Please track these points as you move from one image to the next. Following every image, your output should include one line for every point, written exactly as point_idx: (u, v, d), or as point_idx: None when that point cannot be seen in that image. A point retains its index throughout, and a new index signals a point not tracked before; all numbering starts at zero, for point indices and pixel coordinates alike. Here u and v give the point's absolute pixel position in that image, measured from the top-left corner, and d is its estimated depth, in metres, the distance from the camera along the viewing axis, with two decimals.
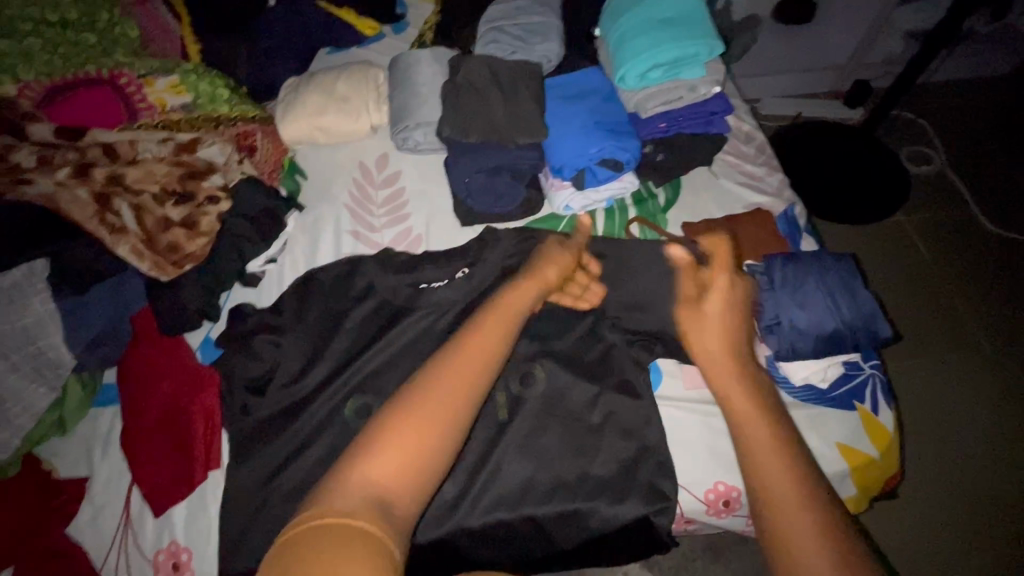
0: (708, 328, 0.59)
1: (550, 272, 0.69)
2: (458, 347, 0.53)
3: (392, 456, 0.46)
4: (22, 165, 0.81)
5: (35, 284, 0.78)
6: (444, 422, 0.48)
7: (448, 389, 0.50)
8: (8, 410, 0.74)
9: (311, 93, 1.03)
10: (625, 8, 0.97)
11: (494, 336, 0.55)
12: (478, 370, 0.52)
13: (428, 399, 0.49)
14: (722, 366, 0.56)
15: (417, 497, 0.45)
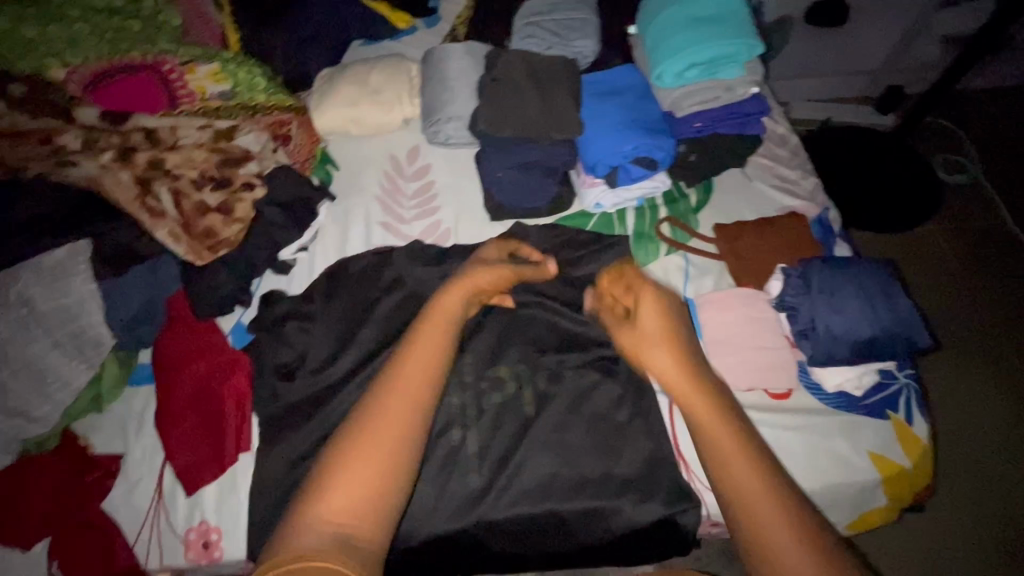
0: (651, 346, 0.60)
1: (480, 276, 0.69)
2: (393, 376, 0.55)
3: (352, 487, 0.48)
4: (68, 148, 0.83)
5: (77, 262, 0.79)
6: (385, 453, 0.50)
7: (385, 424, 0.51)
8: (50, 385, 0.76)
9: (345, 84, 1.04)
10: (662, 6, 0.96)
11: (420, 361, 0.56)
12: (416, 397, 0.54)
13: (365, 440, 0.50)
14: (696, 406, 0.54)
15: (381, 521, 0.48)
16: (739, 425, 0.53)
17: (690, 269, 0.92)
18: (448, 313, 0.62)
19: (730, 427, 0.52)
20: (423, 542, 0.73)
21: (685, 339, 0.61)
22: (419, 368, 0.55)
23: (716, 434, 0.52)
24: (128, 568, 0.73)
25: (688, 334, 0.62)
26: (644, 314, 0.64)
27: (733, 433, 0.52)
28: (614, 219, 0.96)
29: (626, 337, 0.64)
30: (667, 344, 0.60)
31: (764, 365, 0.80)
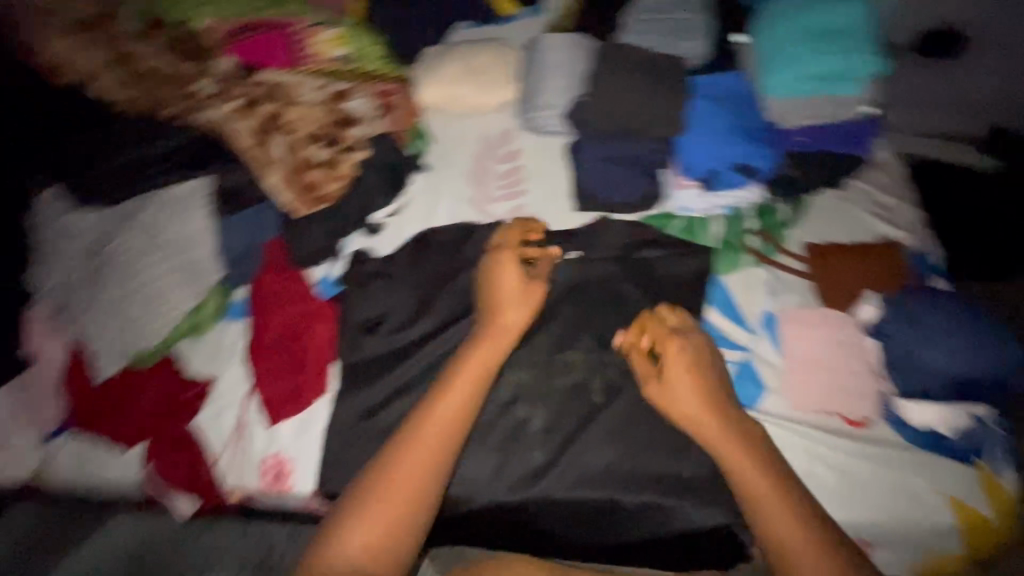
0: (687, 399, 0.72)
1: (509, 319, 0.78)
2: (415, 432, 0.70)
3: (370, 533, 0.63)
4: (201, 93, 0.90)
5: (200, 197, 0.85)
6: (401, 491, 0.66)
7: (409, 463, 0.68)
8: (159, 307, 0.82)
9: (450, 62, 1.07)
10: (780, 15, 0.95)
11: (439, 412, 0.71)
12: (436, 445, 0.69)
13: (391, 480, 0.67)
14: (740, 460, 0.68)
15: (399, 546, 0.64)
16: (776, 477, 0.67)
17: (777, 284, 0.88)
18: (478, 368, 0.74)
19: (765, 477, 0.67)
20: (483, 505, 0.77)
21: (711, 384, 0.74)
22: (438, 424, 0.70)
23: (765, 509, 0.65)
24: (212, 481, 0.80)
25: (716, 380, 0.75)
26: (671, 368, 0.74)
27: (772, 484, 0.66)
28: (699, 224, 0.93)
29: (655, 390, 0.74)
30: (708, 410, 0.72)
31: (846, 390, 0.78)
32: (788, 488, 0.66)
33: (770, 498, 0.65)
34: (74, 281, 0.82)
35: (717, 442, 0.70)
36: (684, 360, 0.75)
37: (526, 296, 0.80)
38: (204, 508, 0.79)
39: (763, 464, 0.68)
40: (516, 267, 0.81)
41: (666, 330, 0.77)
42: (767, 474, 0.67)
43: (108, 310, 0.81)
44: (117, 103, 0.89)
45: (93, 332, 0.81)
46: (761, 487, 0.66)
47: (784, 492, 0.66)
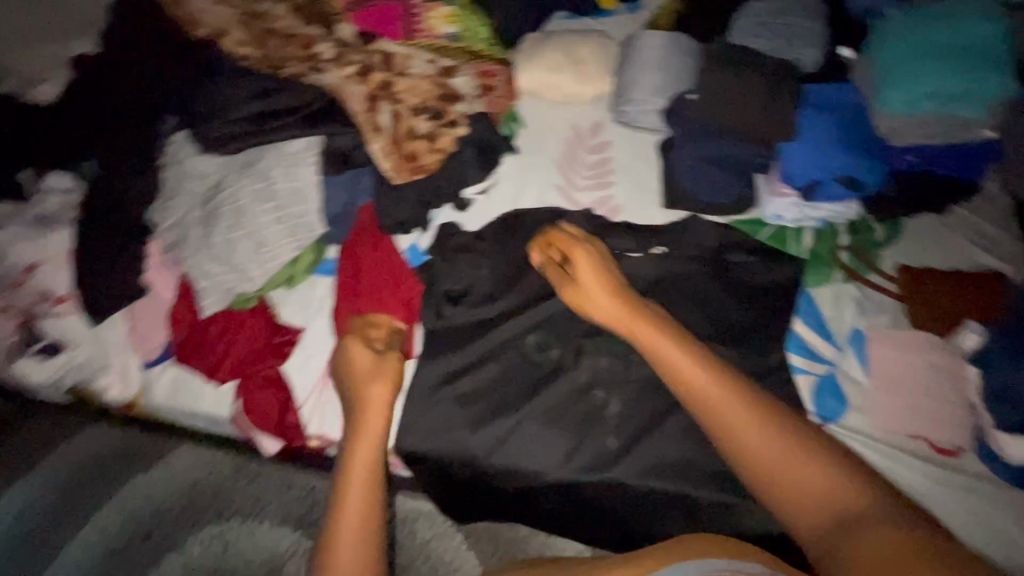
0: (600, 301, 0.80)
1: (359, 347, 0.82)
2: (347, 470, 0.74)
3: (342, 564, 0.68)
4: (321, 56, 0.93)
5: (309, 155, 0.90)
6: (359, 527, 0.71)
7: (355, 495, 0.72)
8: (265, 254, 0.86)
9: (552, 48, 1.06)
10: (902, 28, 0.93)
11: (368, 442, 0.77)
12: (368, 471, 0.75)
13: (345, 512, 0.71)
14: (666, 356, 0.74)
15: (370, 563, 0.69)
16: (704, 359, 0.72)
17: (865, 302, 0.87)
18: (381, 408, 0.79)
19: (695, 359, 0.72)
20: (554, 481, 0.79)
21: (623, 288, 0.80)
22: (364, 447, 0.76)
23: (709, 395, 0.70)
24: (296, 424, 0.85)
25: (622, 282, 0.81)
26: (583, 272, 0.81)
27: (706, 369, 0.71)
28: (789, 233, 0.92)
29: (579, 298, 0.81)
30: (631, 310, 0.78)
31: (937, 418, 0.78)
32: (717, 372, 0.71)
33: (709, 386, 0.70)
34: (189, 221, 0.87)
35: (672, 367, 0.73)
36: (603, 292, 0.80)
37: (388, 375, 0.81)
38: (291, 445, 0.86)
39: (724, 383, 0.70)
40: (365, 351, 0.82)
41: (574, 241, 0.85)
42: (692, 356, 0.73)
43: (218, 252, 0.86)
44: (241, 57, 0.93)
45: (201, 271, 0.86)
46: (732, 404, 0.69)
47: (714, 373, 0.71)
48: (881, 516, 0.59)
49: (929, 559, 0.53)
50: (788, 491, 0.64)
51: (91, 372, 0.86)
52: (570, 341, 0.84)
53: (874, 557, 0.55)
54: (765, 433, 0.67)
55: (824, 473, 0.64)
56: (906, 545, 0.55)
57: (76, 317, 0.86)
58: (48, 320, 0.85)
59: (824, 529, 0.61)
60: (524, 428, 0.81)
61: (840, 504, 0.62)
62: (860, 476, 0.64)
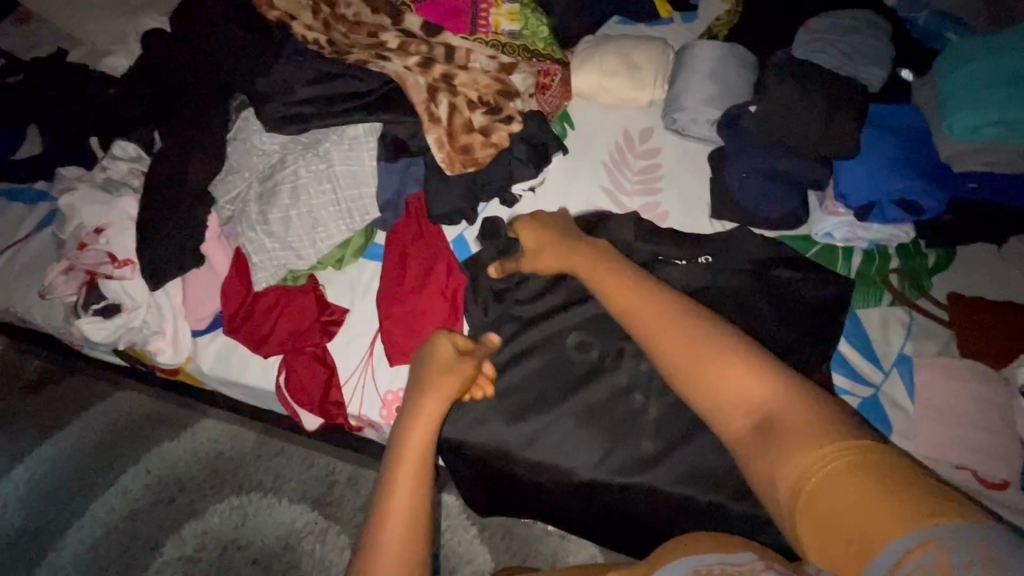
0: (548, 253, 0.80)
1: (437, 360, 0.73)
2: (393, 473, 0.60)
3: None
4: (387, 45, 0.96)
5: (369, 140, 0.91)
6: (404, 542, 0.56)
7: (403, 493, 0.59)
8: (318, 234, 0.88)
9: (610, 51, 1.07)
10: (972, 53, 0.91)
11: (423, 438, 0.63)
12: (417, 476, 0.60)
13: (388, 513, 0.57)
14: (605, 284, 0.69)
15: None
16: (641, 282, 0.67)
17: (913, 327, 0.86)
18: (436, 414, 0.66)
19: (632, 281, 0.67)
20: (588, 480, 0.79)
21: (559, 234, 0.81)
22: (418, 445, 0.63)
23: (641, 313, 0.64)
24: (337, 402, 0.86)
25: (565, 231, 0.82)
26: (524, 233, 0.83)
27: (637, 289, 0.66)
28: (838, 253, 0.92)
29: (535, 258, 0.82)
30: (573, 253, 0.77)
31: (981, 446, 0.76)
32: (656, 293, 0.65)
33: (644, 307, 0.64)
34: (248, 197, 0.90)
35: (608, 287, 0.69)
36: (565, 245, 0.79)
37: (463, 374, 0.72)
38: (331, 422, 0.87)
39: (654, 301, 0.63)
40: (445, 353, 0.73)
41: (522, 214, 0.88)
42: (630, 281, 0.68)
43: (273, 228, 0.88)
44: (307, 41, 0.96)
45: (255, 245, 0.88)
46: (665, 320, 0.61)
47: (651, 294, 0.65)
48: (811, 426, 0.48)
49: (866, 476, 0.43)
50: (714, 397, 0.55)
51: (146, 334, 0.89)
52: (612, 342, 0.84)
53: (814, 484, 0.45)
54: (696, 344, 0.57)
55: (752, 376, 0.54)
56: (840, 457, 0.45)
57: (137, 281, 0.88)
58: (109, 281, 0.87)
59: (750, 435, 0.52)
60: (561, 424, 0.81)
61: (770, 411, 0.51)
62: (784, 375, 0.54)
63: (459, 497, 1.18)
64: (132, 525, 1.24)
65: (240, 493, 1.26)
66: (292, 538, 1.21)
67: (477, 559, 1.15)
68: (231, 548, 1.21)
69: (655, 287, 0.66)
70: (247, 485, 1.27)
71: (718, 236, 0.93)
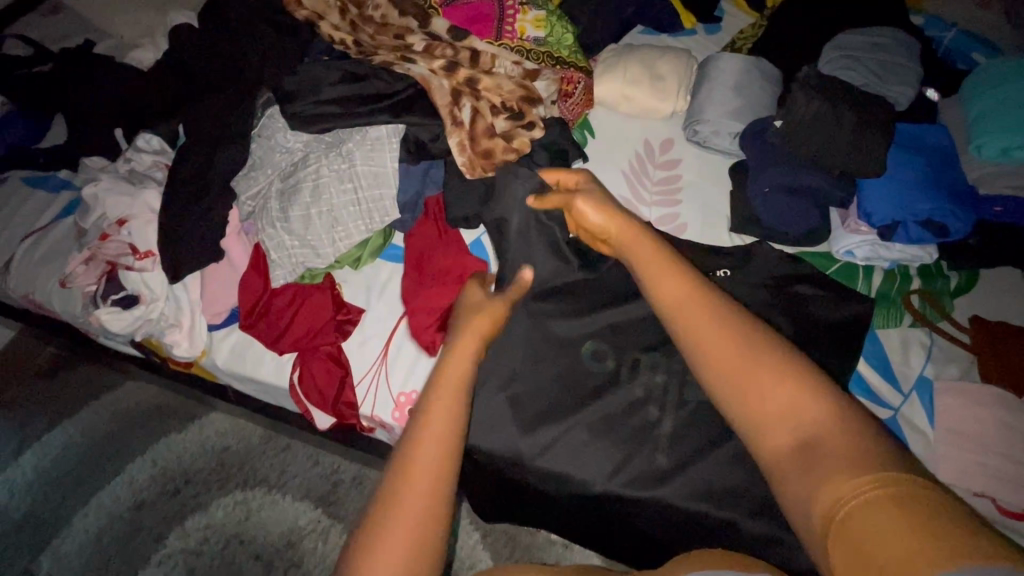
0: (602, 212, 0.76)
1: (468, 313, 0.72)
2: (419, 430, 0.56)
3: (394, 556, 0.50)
4: (412, 47, 0.96)
5: (391, 141, 0.90)
6: (428, 509, 0.52)
7: (425, 464, 0.54)
8: (337, 233, 0.88)
9: (634, 61, 1.07)
10: (1003, 75, 0.91)
11: (449, 406, 0.57)
12: (445, 438, 0.55)
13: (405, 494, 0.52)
14: (655, 273, 0.65)
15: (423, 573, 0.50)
16: (691, 280, 0.63)
17: (933, 349, 0.85)
18: (461, 370, 0.61)
19: (682, 278, 0.64)
20: (600, 492, 0.78)
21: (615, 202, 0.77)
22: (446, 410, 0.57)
23: (686, 315, 0.61)
24: (350, 402, 0.86)
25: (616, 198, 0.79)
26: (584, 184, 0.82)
27: (687, 288, 0.62)
28: (859, 271, 0.92)
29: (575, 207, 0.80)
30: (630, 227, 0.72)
31: (1003, 475, 0.75)
32: (706, 295, 0.61)
33: (693, 309, 0.61)
34: (269, 193, 0.90)
35: (652, 274, 0.66)
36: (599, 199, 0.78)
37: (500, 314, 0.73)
38: (343, 421, 0.88)
39: (702, 301, 0.61)
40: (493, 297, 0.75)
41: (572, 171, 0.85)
42: (678, 277, 0.64)
43: (293, 226, 0.88)
44: (334, 41, 0.97)
45: (275, 242, 0.88)
46: (708, 321, 0.59)
47: (700, 296, 0.61)
48: (857, 455, 0.48)
49: (909, 509, 0.42)
50: (755, 411, 0.54)
51: (163, 326, 0.89)
52: (630, 353, 0.84)
53: (853, 511, 0.45)
54: (744, 355, 0.56)
55: (801, 395, 0.53)
56: (882, 488, 0.44)
57: (157, 273, 0.89)
58: (129, 272, 0.88)
59: (789, 454, 0.52)
60: (575, 434, 0.80)
61: (813, 434, 0.51)
62: (833, 395, 0.53)
63: (464, 502, 1.17)
64: (138, 516, 1.24)
65: (244, 488, 1.26)
66: (295, 535, 1.21)
67: (479, 565, 1.14)
68: (234, 542, 1.21)
69: (703, 287, 0.63)
70: (252, 480, 1.27)
71: (736, 251, 0.92)
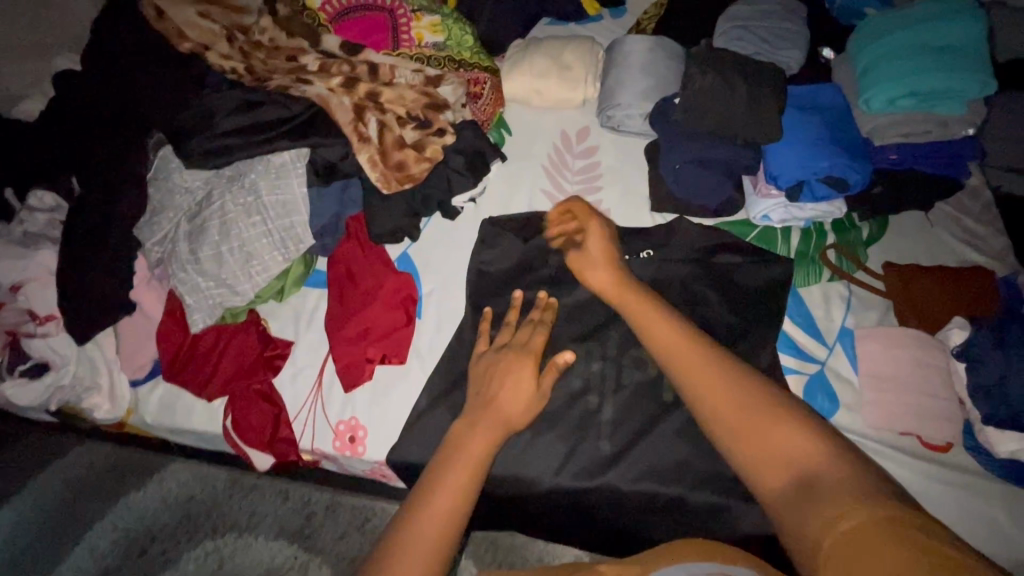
0: (595, 269, 0.79)
1: (523, 369, 0.75)
2: (445, 475, 0.64)
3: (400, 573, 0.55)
4: (307, 68, 0.93)
5: (296, 168, 0.88)
6: (437, 537, 0.58)
7: (444, 498, 0.61)
8: (253, 268, 0.86)
9: (539, 55, 1.06)
10: (887, 28, 0.93)
11: (474, 454, 0.66)
12: (461, 488, 0.63)
13: (424, 513, 0.60)
14: (647, 322, 0.70)
15: None
16: (685, 330, 0.68)
17: (852, 300, 0.88)
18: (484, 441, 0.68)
19: (672, 325, 0.68)
20: (550, 488, 0.79)
21: (616, 262, 0.80)
22: (473, 457, 0.66)
23: (679, 362, 0.65)
24: (287, 438, 0.84)
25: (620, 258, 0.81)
26: (590, 239, 0.83)
27: (680, 337, 0.67)
28: (777, 234, 0.94)
29: (575, 260, 0.82)
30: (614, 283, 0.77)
31: (924, 412, 0.78)
32: (699, 342, 0.66)
33: (687, 355, 0.65)
34: (176, 237, 0.87)
35: (656, 334, 0.69)
36: (597, 261, 0.80)
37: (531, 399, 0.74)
38: (283, 459, 0.85)
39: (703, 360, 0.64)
40: (533, 367, 0.75)
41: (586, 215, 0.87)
42: (669, 328, 0.68)
43: (204, 266, 0.85)
44: (226, 72, 0.93)
45: (188, 286, 0.86)
46: (709, 374, 0.63)
47: (693, 343, 0.66)
48: (852, 482, 0.50)
49: (897, 534, 0.43)
50: (753, 455, 0.57)
51: (79, 391, 0.85)
52: (564, 346, 0.84)
53: (842, 537, 0.45)
54: (749, 411, 0.59)
55: (794, 438, 0.56)
56: (874, 517, 0.45)
57: (62, 336, 0.85)
58: (32, 340, 0.84)
59: (788, 493, 0.53)
60: (520, 434, 0.80)
61: (813, 474, 0.52)
62: (827, 434, 0.56)
63: None
64: None
65: (214, 536, 1.23)
66: None
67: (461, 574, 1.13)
68: None
69: (696, 337, 0.67)
70: (221, 527, 1.23)
71: (658, 229, 0.94)
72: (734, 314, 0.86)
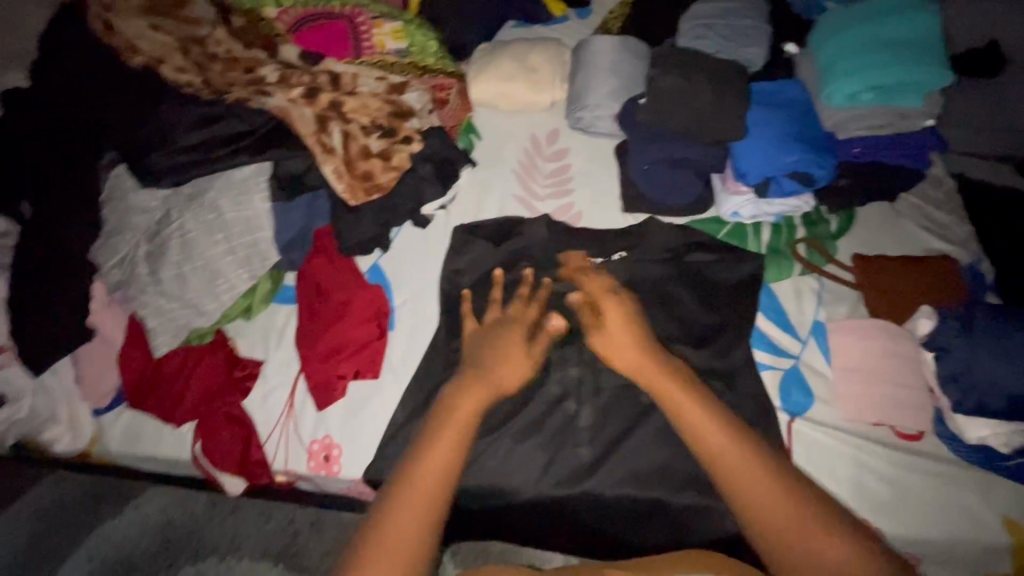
0: (620, 344, 0.76)
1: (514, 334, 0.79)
2: (433, 442, 0.68)
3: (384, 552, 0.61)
4: (265, 80, 0.90)
5: (258, 183, 0.86)
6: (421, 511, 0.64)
7: (429, 474, 0.66)
8: (218, 287, 0.84)
9: (504, 59, 1.05)
10: (844, 24, 0.94)
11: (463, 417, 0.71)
12: (447, 461, 0.67)
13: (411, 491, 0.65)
14: (687, 409, 0.70)
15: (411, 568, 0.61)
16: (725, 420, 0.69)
17: (823, 293, 0.89)
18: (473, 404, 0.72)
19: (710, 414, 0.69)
20: (531, 498, 0.78)
21: (641, 332, 0.77)
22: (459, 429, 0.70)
23: (723, 457, 0.67)
24: (260, 461, 0.82)
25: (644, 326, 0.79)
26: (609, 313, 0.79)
27: (724, 430, 0.68)
28: (748, 230, 0.94)
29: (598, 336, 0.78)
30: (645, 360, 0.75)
31: (896, 403, 0.79)
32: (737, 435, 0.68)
33: (730, 451, 0.67)
34: (135, 258, 0.84)
35: (696, 421, 0.69)
36: (628, 339, 0.77)
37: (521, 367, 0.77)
38: (255, 483, 0.82)
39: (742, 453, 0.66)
40: (522, 338, 0.78)
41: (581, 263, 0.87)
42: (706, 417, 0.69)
43: (167, 288, 0.83)
44: (181, 84, 0.89)
45: (151, 309, 0.84)
46: (740, 460, 0.66)
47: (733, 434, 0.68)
48: None
49: None
50: (793, 557, 0.61)
51: (37, 424, 0.84)
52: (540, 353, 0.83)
53: None
54: (790, 515, 0.63)
55: (834, 546, 0.60)
56: None
57: (17, 366, 0.84)
58: None
59: None
60: (500, 445, 0.79)
61: None
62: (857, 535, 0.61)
63: None
64: None
65: None
66: None
67: None
68: None
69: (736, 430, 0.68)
70: None
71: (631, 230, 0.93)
72: (709, 313, 0.86)
